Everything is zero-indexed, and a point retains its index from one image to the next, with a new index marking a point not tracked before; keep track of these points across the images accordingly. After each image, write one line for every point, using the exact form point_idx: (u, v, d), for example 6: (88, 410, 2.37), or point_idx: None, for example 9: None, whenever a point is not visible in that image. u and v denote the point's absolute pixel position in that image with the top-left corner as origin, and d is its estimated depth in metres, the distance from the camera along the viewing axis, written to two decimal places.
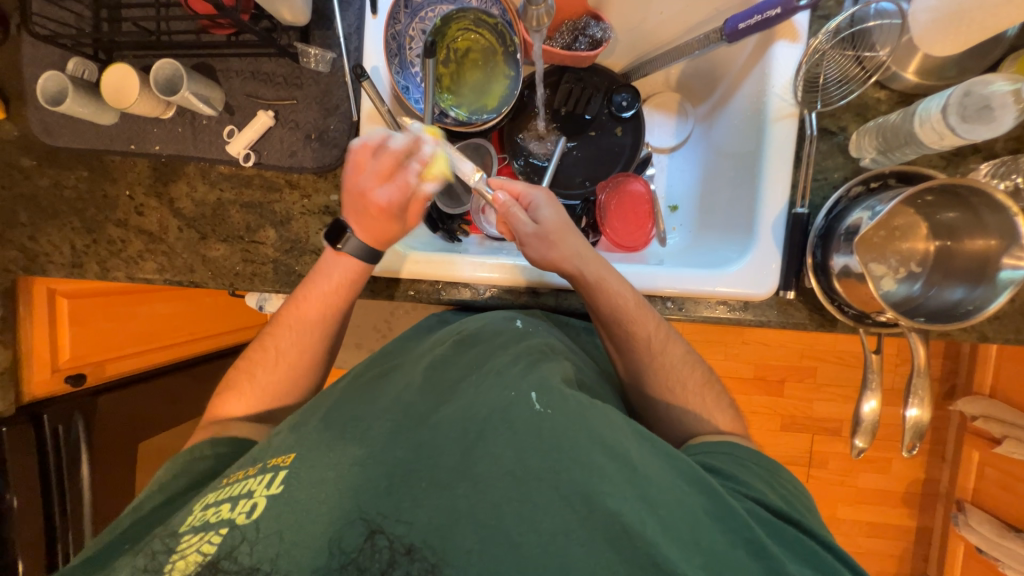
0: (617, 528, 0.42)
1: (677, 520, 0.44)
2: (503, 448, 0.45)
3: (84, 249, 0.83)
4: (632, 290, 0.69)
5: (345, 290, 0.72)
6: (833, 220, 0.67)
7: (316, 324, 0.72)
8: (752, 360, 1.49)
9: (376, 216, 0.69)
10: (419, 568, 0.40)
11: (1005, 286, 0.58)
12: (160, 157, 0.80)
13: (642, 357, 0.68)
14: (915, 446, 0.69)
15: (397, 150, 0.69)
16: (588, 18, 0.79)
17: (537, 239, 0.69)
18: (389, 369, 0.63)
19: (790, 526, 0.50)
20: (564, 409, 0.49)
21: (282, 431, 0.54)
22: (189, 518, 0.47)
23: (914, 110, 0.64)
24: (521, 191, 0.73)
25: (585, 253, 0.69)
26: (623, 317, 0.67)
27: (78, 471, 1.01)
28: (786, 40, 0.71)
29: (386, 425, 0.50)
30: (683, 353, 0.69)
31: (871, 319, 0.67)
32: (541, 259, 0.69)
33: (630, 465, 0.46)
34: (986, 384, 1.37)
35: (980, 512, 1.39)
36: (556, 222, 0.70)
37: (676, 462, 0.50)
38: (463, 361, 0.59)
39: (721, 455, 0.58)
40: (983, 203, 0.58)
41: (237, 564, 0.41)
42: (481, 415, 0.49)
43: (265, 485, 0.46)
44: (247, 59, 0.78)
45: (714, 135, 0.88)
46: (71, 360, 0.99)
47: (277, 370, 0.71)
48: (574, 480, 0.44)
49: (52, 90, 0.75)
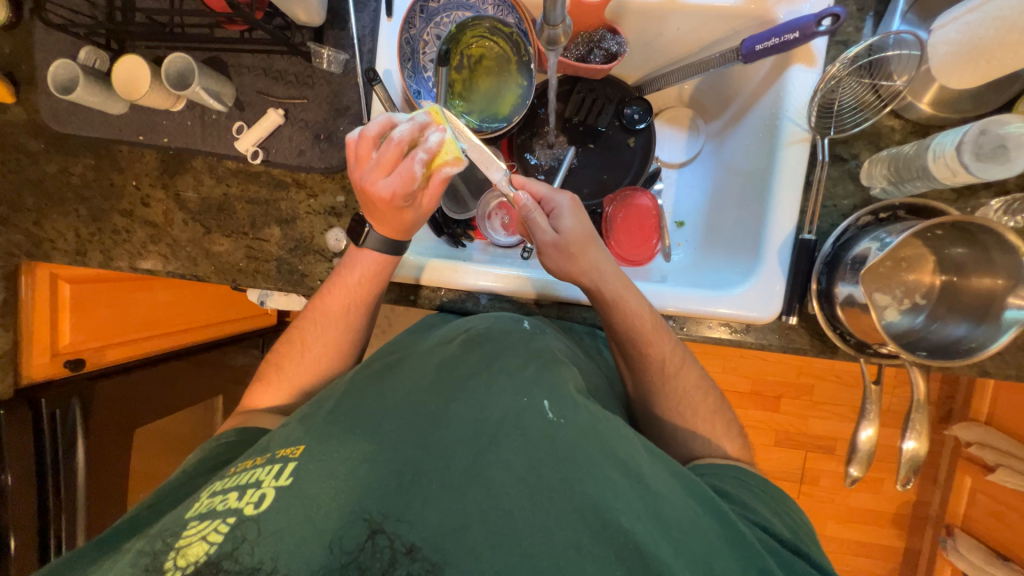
0: (630, 547, 0.41)
1: (687, 541, 0.44)
2: (515, 455, 0.45)
3: (88, 238, 0.83)
4: (650, 311, 0.68)
5: (369, 284, 0.70)
6: (839, 248, 0.67)
7: (335, 322, 0.71)
8: (750, 374, 1.49)
9: (385, 210, 0.63)
10: (420, 569, 0.39)
11: (1009, 325, 0.58)
12: (168, 149, 0.80)
13: (654, 380, 0.67)
14: (910, 478, 0.70)
15: (400, 138, 0.58)
16: (605, 31, 0.77)
17: (556, 249, 0.68)
18: (405, 358, 0.62)
19: (796, 557, 0.50)
20: (577, 420, 0.48)
21: (290, 424, 0.54)
22: (195, 506, 0.46)
23: (929, 143, 0.64)
24: (544, 195, 0.71)
25: (606, 270, 0.68)
26: (638, 339, 0.66)
27: (74, 457, 1.00)
28: (802, 65, 0.70)
29: (398, 425, 0.49)
30: (698, 380, 0.68)
31: (872, 349, 0.68)
32: (558, 270, 0.69)
33: (642, 482, 0.46)
34: (982, 412, 1.36)
35: (969, 538, 1.39)
36: (579, 233, 0.68)
37: (688, 481, 0.50)
38: (473, 359, 0.58)
39: (729, 478, 0.58)
40: (993, 242, 0.58)
41: (238, 563, 0.40)
42: (493, 420, 0.48)
43: (273, 476, 0.45)
44: (259, 55, 0.78)
45: (724, 153, 0.87)
46: (71, 345, 0.99)
47: (297, 364, 0.70)
48: (585, 494, 0.43)
49: (63, 78, 0.75)
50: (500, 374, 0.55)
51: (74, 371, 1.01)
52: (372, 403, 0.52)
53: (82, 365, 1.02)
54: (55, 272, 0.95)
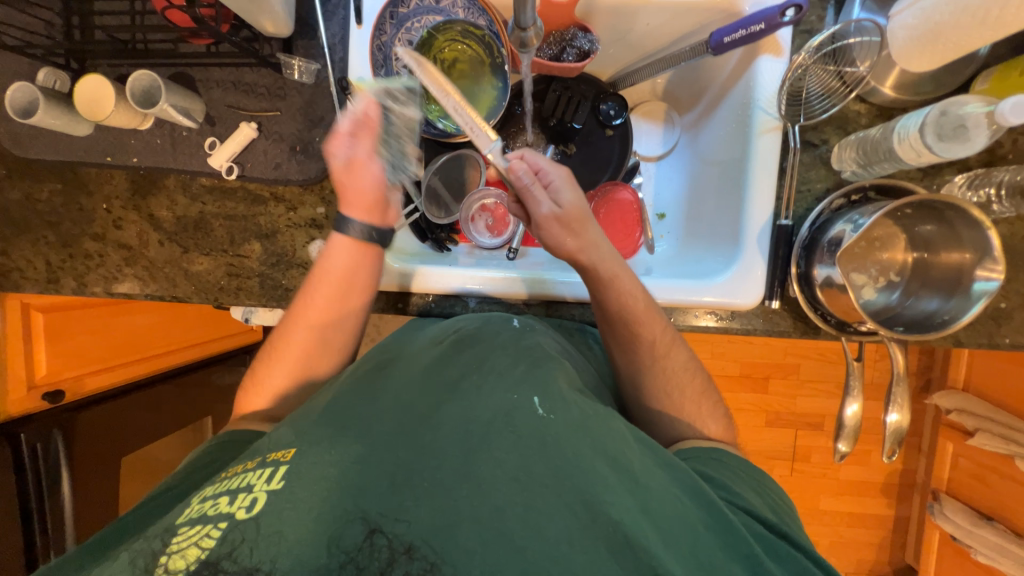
0: (619, 537, 0.42)
1: (676, 532, 0.45)
2: (505, 451, 0.45)
3: (60, 264, 0.80)
4: (644, 292, 0.68)
5: (351, 274, 0.69)
6: (816, 232, 0.69)
7: (319, 329, 0.69)
8: (738, 358, 1.52)
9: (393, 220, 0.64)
10: (419, 568, 0.39)
11: (978, 297, 0.61)
12: (138, 169, 0.78)
13: (643, 359, 0.68)
14: (895, 450, 0.72)
15: None
16: (577, 29, 0.77)
17: (557, 225, 0.67)
18: (394, 358, 0.62)
19: (773, 534, 0.51)
20: (567, 417, 0.49)
21: (282, 426, 0.53)
22: (186, 511, 0.45)
23: (893, 126, 0.67)
24: (543, 168, 0.69)
25: (604, 248, 0.68)
26: (631, 318, 0.67)
27: (59, 493, 0.96)
28: (770, 55, 0.72)
29: (389, 429, 0.48)
30: (687, 360, 0.69)
31: (852, 327, 0.69)
32: (556, 246, 0.69)
33: (631, 476, 0.47)
34: (958, 379, 1.41)
35: (953, 500, 1.44)
36: (579, 210, 0.68)
37: (675, 472, 0.51)
38: (461, 360, 0.58)
39: (711, 461, 0.59)
40: (958, 218, 0.61)
41: (238, 564, 0.40)
42: (484, 418, 0.48)
43: (265, 480, 0.45)
44: (228, 68, 0.76)
45: (700, 143, 0.89)
46: (48, 376, 0.97)
47: (282, 368, 0.69)
48: (576, 488, 0.44)
49: (22, 102, 0.72)
50: (494, 369, 0.55)
51: (53, 403, 0.98)
52: (363, 407, 0.52)
53: (62, 396, 0.99)
54: (26, 301, 0.93)
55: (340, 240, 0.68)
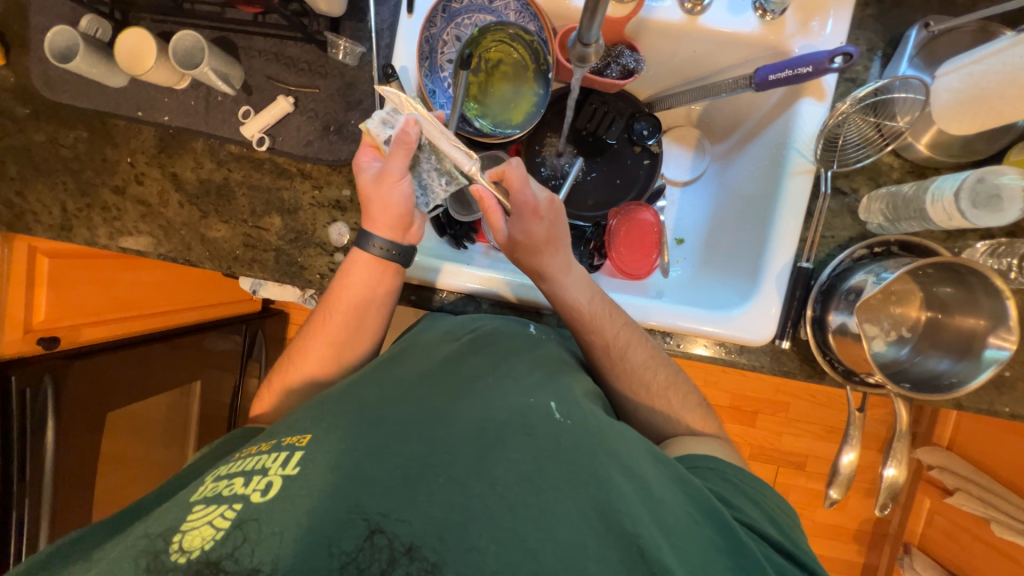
0: (634, 550, 0.42)
1: (689, 551, 0.44)
2: (520, 454, 0.46)
3: (76, 212, 0.79)
4: (591, 297, 0.68)
5: (364, 285, 0.68)
6: (836, 279, 0.69)
7: (342, 331, 0.69)
8: (731, 389, 1.53)
9: (395, 217, 0.66)
10: (419, 569, 0.39)
11: (988, 364, 0.62)
12: (168, 128, 0.77)
13: (603, 362, 0.68)
14: (887, 504, 0.73)
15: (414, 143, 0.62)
16: (624, 47, 0.77)
17: (512, 246, 0.68)
18: (410, 346, 0.61)
19: (779, 556, 0.49)
20: (583, 421, 0.50)
21: (298, 412, 0.53)
22: (199, 490, 0.46)
23: (928, 185, 0.68)
24: (517, 186, 0.64)
25: (551, 270, 0.67)
26: (581, 326, 0.68)
27: (41, 444, 0.91)
28: (812, 98, 0.72)
29: (400, 420, 0.48)
30: (647, 357, 0.67)
31: (858, 377, 0.70)
32: (515, 261, 0.70)
33: (644, 486, 0.46)
34: (944, 437, 1.43)
35: (924, 556, 1.45)
36: (534, 237, 0.66)
37: (689, 487, 0.49)
38: (473, 360, 0.58)
39: (707, 471, 0.57)
40: (979, 285, 0.61)
41: (239, 564, 0.39)
42: (499, 418, 0.49)
43: (280, 464, 0.45)
44: (272, 39, 0.76)
45: (728, 174, 0.89)
46: (46, 322, 0.96)
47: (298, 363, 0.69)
48: (592, 496, 0.44)
49: (61, 45, 0.72)
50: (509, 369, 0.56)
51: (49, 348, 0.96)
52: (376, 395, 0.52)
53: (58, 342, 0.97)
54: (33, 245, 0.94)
55: (359, 255, 0.67)
